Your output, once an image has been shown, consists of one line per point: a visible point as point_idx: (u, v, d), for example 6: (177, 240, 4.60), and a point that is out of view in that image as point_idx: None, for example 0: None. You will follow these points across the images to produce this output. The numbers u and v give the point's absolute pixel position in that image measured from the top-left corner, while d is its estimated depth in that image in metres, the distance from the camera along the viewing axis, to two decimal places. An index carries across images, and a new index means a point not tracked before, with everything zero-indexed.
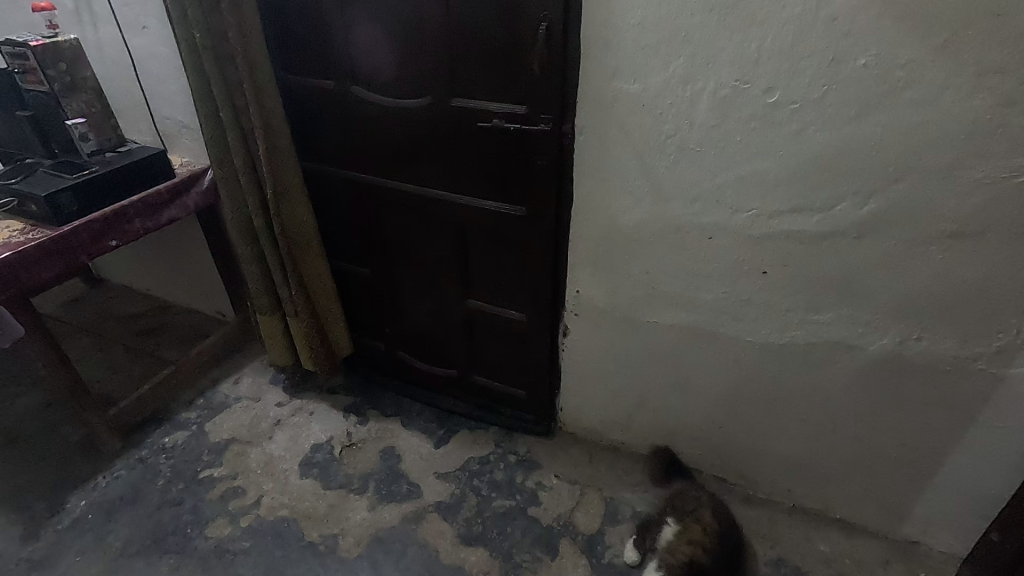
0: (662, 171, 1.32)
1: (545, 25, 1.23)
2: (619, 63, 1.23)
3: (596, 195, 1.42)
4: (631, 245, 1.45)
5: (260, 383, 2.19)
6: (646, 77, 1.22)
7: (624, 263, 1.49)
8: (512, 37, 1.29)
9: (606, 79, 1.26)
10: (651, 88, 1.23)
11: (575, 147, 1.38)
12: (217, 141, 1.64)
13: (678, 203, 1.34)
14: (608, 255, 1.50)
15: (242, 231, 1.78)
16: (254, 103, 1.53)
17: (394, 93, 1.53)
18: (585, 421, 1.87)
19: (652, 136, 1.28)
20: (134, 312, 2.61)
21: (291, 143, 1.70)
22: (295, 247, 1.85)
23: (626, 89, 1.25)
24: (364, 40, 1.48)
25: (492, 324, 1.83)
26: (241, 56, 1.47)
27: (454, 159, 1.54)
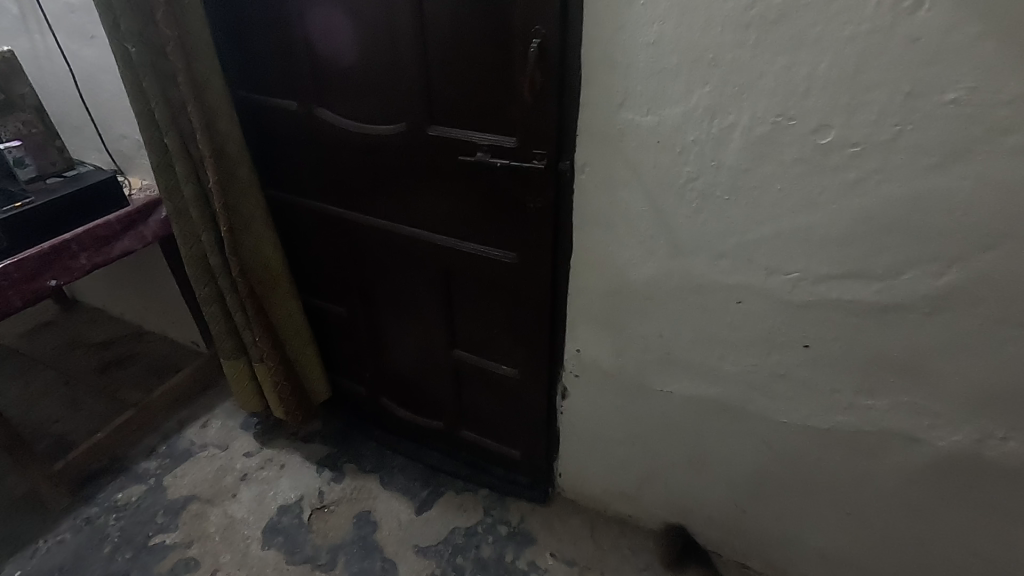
0: (681, 220, 1.07)
1: (536, 42, 0.99)
2: (628, 90, 0.99)
3: (601, 244, 1.18)
4: (641, 304, 1.21)
5: (230, 428, 1.98)
6: (662, 108, 0.98)
7: (632, 323, 1.25)
8: (497, 56, 1.06)
9: (613, 108, 1.02)
10: (669, 122, 0.98)
11: (576, 187, 1.14)
12: (164, 171, 1.42)
13: (700, 259, 1.10)
14: (614, 313, 1.26)
15: (200, 269, 1.57)
16: (202, 128, 1.32)
17: (366, 118, 1.30)
18: (587, 489, 1.64)
19: (670, 179, 1.04)
20: (105, 339, 2.42)
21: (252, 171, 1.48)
22: (260, 285, 1.63)
23: (637, 121, 1.01)
24: (329, 56, 1.26)
25: (481, 378, 1.60)
26: (183, 74, 1.26)
27: (434, 194, 1.32)
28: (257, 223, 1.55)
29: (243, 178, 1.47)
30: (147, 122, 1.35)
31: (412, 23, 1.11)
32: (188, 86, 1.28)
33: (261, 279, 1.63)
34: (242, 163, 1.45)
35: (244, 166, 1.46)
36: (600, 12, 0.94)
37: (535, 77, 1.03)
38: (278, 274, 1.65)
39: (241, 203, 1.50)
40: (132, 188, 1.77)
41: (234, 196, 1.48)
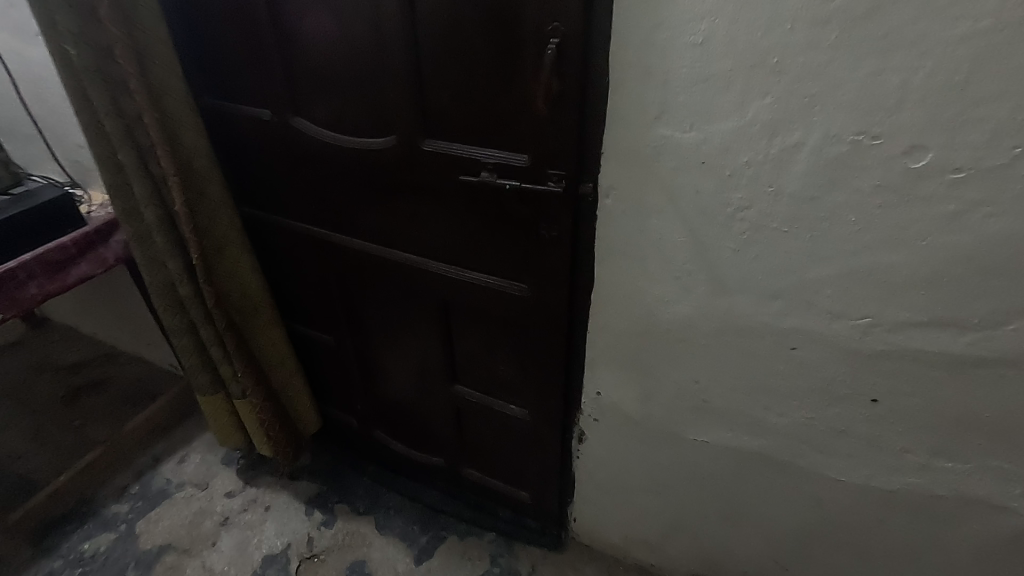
0: (727, 254, 0.90)
1: (555, 43, 0.81)
2: (667, 101, 0.81)
3: (627, 278, 1.01)
4: (673, 345, 1.04)
5: (209, 463, 1.81)
6: (709, 123, 0.80)
7: (662, 366, 1.08)
8: (503, 59, 0.88)
9: (647, 122, 0.84)
10: (716, 140, 0.81)
11: (599, 214, 0.96)
12: (121, 190, 1.22)
13: (748, 300, 0.92)
14: (641, 353, 1.09)
15: (168, 300, 1.38)
16: (163, 144, 1.13)
17: (350, 129, 1.12)
18: (605, 535, 1.47)
19: (715, 206, 0.86)
20: (76, 362, 2.21)
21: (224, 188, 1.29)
22: (238, 314, 1.45)
23: (677, 139, 0.83)
24: (307, 59, 1.08)
25: (486, 416, 1.42)
26: (136, 81, 1.07)
27: (432, 216, 1.14)
28: (233, 247, 1.36)
29: (214, 198, 1.28)
30: (98, 135, 1.15)
31: (401, 20, 0.92)
32: (141, 94, 1.09)
33: (240, 308, 1.45)
34: (212, 180, 1.26)
35: (215, 183, 1.27)
36: (633, 6, 0.76)
37: (552, 85, 0.85)
38: (258, 302, 1.46)
39: (212, 226, 1.31)
40: (91, 205, 1.58)
41: (204, 218, 1.29)
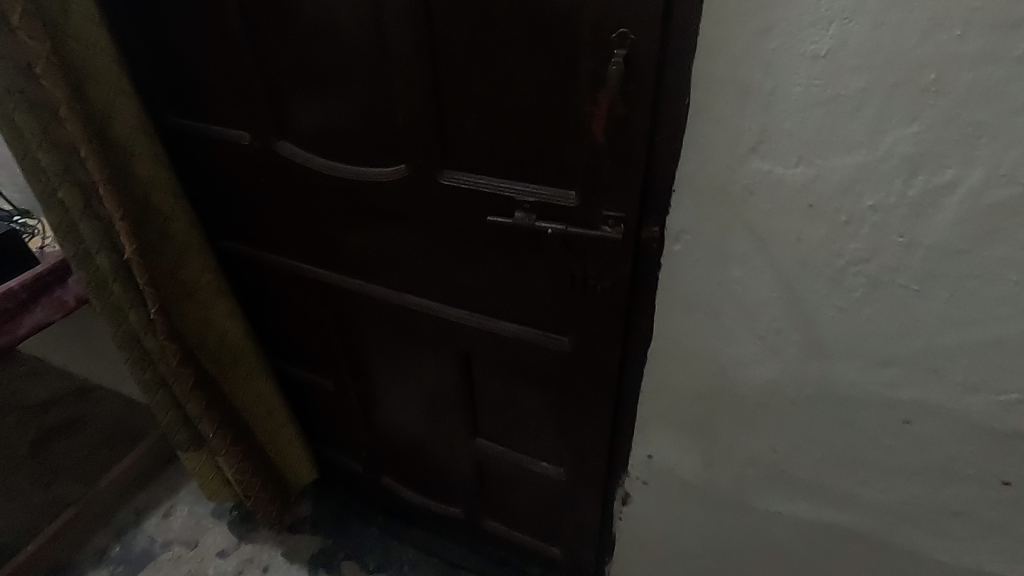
0: (830, 313, 0.72)
1: (620, 58, 0.63)
2: (769, 128, 0.62)
3: (695, 335, 0.83)
4: (749, 410, 0.86)
5: (199, 517, 1.64)
6: (827, 156, 0.61)
7: (733, 432, 0.91)
8: (548, 77, 0.70)
9: (739, 154, 0.65)
10: (834, 178, 0.62)
11: (664, 261, 0.78)
12: (66, 232, 1.00)
13: (853, 364, 0.75)
14: (707, 417, 0.91)
15: (135, 354, 1.15)
16: (106, 183, 0.93)
17: (347, 157, 0.92)
18: None
19: (821, 257, 0.68)
20: (49, 400, 1.52)
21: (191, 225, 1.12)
22: (215, 362, 1.27)
23: (780, 175, 0.64)
24: (293, 73, 0.88)
25: (511, 472, 1.25)
26: (64, 108, 0.86)
27: (451, 258, 0.95)
28: (204, 290, 1.19)
29: (178, 238, 1.11)
30: (30, 170, 0.94)
31: (413, 26, 0.73)
32: (77, 124, 0.89)
33: (216, 356, 1.27)
34: (177, 219, 1.09)
35: (182, 221, 1.10)
36: (731, 7, 0.57)
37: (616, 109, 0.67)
38: (241, 349, 1.30)
39: (178, 271, 1.14)
40: (45, 237, 1.37)
41: (168, 260, 1.12)
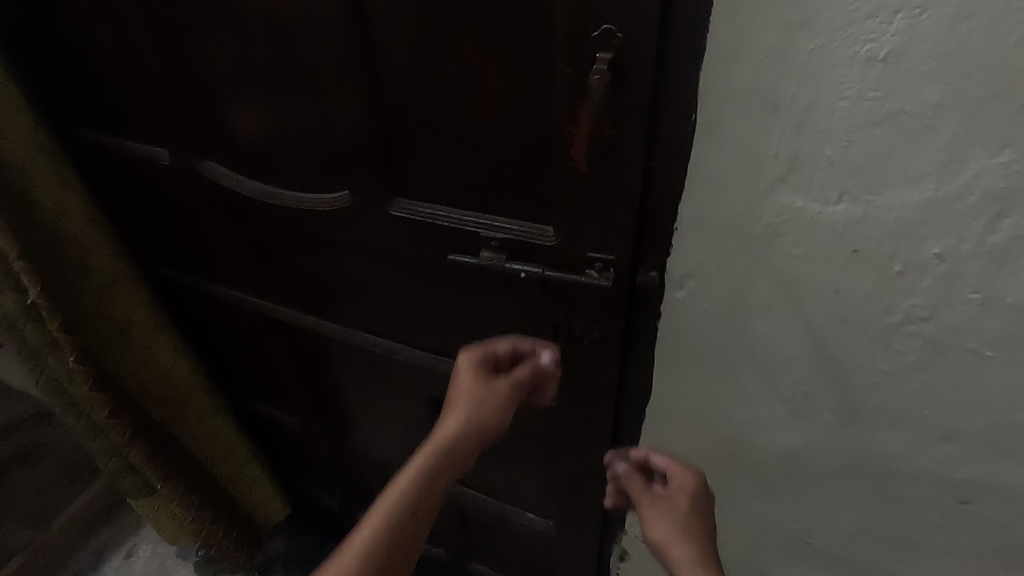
0: (873, 377, 0.57)
1: (605, 66, 0.48)
2: (803, 155, 0.47)
3: (704, 393, 0.68)
4: (768, 478, 0.72)
5: (165, 556, 1.45)
6: (880, 191, 0.46)
7: (748, 499, 0.76)
8: (514, 88, 0.55)
9: (762, 186, 0.50)
10: (889, 218, 0.47)
11: (665, 310, 0.63)
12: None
13: (899, 436, 0.60)
14: (717, 482, 0.77)
15: (60, 402, 1.01)
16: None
17: (284, 181, 0.77)
18: None
19: (866, 313, 0.53)
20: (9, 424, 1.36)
21: (116, 252, 1.00)
22: (162, 403, 1.13)
23: (815, 213, 0.49)
24: (213, 80, 0.73)
25: (493, 522, 1.10)
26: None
27: (412, 296, 0.80)
28: (139, 325, 1.05)
29: (101, 272, 0.98)
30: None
31: (344, 23, 0.58)
32: None
33: (162, 399, 1.13)
34: (96, 251, 0.97)
35: (103, 253, 0.98)
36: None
37: (604, 131, 0.52)
38: (190, 387, 1.16)
39: (104, 310, 1.01)
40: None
41: (92, 294, 0.98)
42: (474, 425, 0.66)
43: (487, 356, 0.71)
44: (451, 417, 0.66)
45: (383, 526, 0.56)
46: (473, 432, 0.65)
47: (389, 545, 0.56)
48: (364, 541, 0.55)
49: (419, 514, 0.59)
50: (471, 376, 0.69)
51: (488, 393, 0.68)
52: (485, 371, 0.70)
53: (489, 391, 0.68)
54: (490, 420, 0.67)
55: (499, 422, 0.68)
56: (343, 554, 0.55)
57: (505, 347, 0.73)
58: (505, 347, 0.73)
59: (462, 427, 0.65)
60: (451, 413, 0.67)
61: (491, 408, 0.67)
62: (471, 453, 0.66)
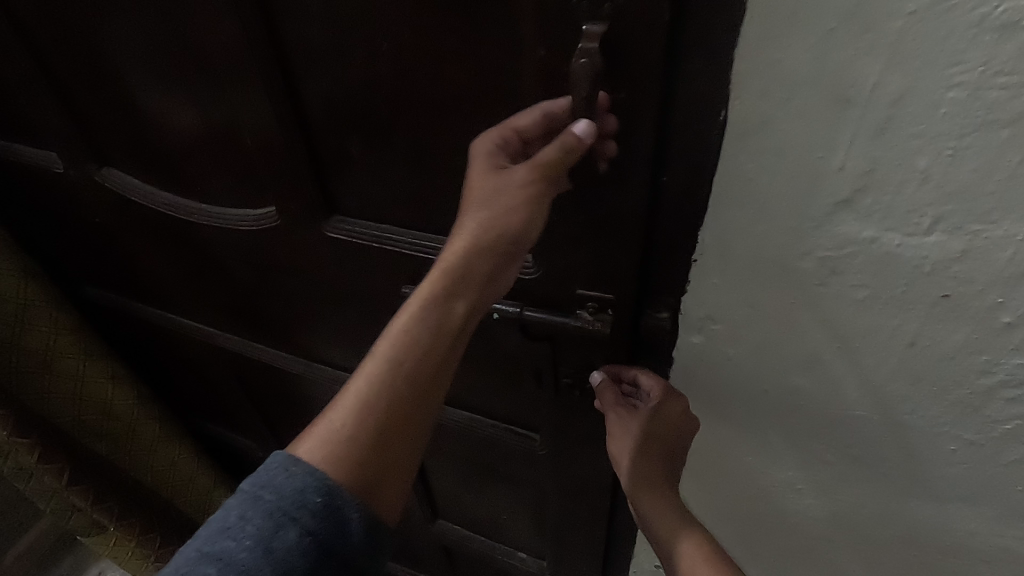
0: (951, 446, 0.44)
1: (595, 46, 0.32)
2: (880, 171, 0.33)
3: (724, 451, 0.55)
4: (804, 544, 0.59)
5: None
6: (995, 220, 0.32)
7: (776, 563, 0.64)
8: (472, 81, 0.40)
9: (818, 211, 0.36)
10: (1001, 256, 0.33)
11: (678, 355, 0.50)
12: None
13: (980, 512, 0.47)
14: (738, 543, 0.64)
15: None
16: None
17: (202, 195, 0.62)
18: None
19: (950, 372, 0.40)
20: None
21: (28, 274, 0.87)
22: (105, 436, 1.00)
23: (893, 248, 0.35)
24: (95, 71, 0.57)
25: (479, 560, 0.98)
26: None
27: (366, 328, 0.66)
28: (66, 354, 0.92)
29: (9, 297, 0.85)
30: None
31: None
32: None
33: (104, 434, 1.00)
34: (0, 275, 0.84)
35: (8, 276, 0.85)
36: None
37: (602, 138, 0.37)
38: (137, 418, 1.03)
39: (21, 341, 0.88)
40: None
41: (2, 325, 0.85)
42: (491, 224, 0.38)
43: (508, 133, 0.38)
44: (462, 216, 0.39)
45: (377, 396, 0.39)
46: (497, 237, 0.39)
47: (389, 416, 0.40)
48: (354, 405, 0.39)
49: (427, 365, 0.40)
50: (483, 164, 0.38)
51: (504, 184, 0.37)
52: (505, 159, 0.38)
53: (507, 188, 0.37)
54: (515, 219, 0.38)
55: (536, 221, 0.39)
56: (331, 418, 0.40)
57: (534, 120, 0.37)
58: (531, 121, 0.37)
59: (477, 236, 0.39)
60: (462, 214, 0.39)
61: (516, 208, 0.38)
62: (504, 265, 0.41)
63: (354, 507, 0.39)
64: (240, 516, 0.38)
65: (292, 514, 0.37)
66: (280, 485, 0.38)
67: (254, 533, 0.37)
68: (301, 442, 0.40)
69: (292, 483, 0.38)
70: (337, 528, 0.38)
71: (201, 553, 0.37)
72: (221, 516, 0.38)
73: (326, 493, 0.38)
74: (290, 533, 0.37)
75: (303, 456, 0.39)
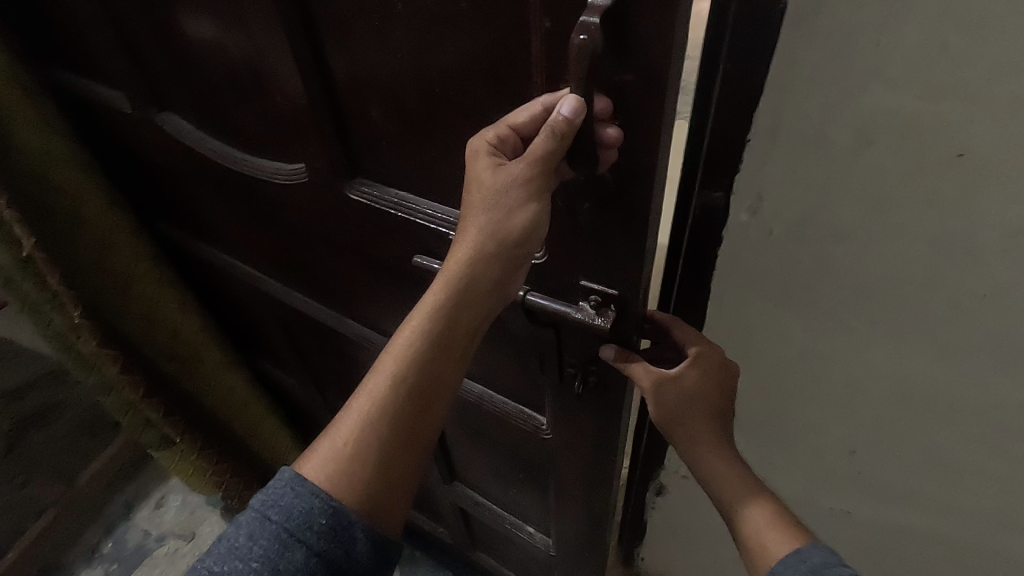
0: (963, 311, 0.47)
1: (598, 22, 0.29)
2: (905, 48, 0.36)
3: (755, 338, 0.58)
4: (828, 427, 0.63)
5: (196, 506, 1.39)
6: (1010, 82, 0.35)
7: (798, 446, 0.68)
8: (474, 51, 0.38)
9: (853, 85, 0.39)
10: (1019, 121, 0.36)
11: (721, 248, 0.52)
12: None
13: (991, 380, 0.51)
14: (764, 435, 0.69)
15: (70, 359, 0.96)
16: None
17: (246, 145, 0.64)
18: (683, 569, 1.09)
19: (976, 239, 0.42)
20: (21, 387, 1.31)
21: (112, 201, 0.94)
22: (177, 356, 1.08)
23: (917, 118, 0.38)
24: (149, 25, 0.60)
25: (495, 528, 0.99)
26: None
27: (388, 290, 0.67)
28: (143, 276, 1.00)
29: (94, 224, 0.92)
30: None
31: None
32: None
33: (173, 355, 1.08)
34: (89, 202, 0.90)
35: (97, 205, 0.92)
36: None
37: (608, 124, 0.35)
38: (201, 343, 1.10)
39: (108, 258, 0.95)
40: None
41: (91, 244, 0.93)
42: (494, 231, 0.38)
43: (503, 131, 0.37)
44: (464, 224, 0.39)
45: (379, 410, 0.41)
46: (501, 249, 0.39)
47: (392, 430, 0.41)
48: (358, 420, 0.41)
49: (428, 379, 0.42)
50: (481, 162, 0.37)
51: (505, 184, 0.37)
52: (503, 157, 0.37)
53: (512, 189, 0.37)
54: (517, 228, 0.39)
55: (539, 222, 0.39)
56: (335, 436, 0.41)
57: (531, 118, 0.36)
58: (531, 118, 0.36)
59: (481, 246, 0.39)
60: (465, 218, 0.40)
61: (519, 214, 0.38)
62: (511, 270, 0.41)
63: (362, 525, 0.40)
64: (248, 536, 0.39)
65: (299, 536, 0.39)
66: (287, 506, 0.40)
67: (261, 555, 0.39)
68: (307, 461, 0.41)
69: (299, 504, 0.40)
70: (344, 546, 0.40)
71: (212, 573, 0.38)
72: (230, 537, 0.40)
73: (332, 513, 0.40)
74: (297, 554, 0.39)
75: (309, 476, 0.41)
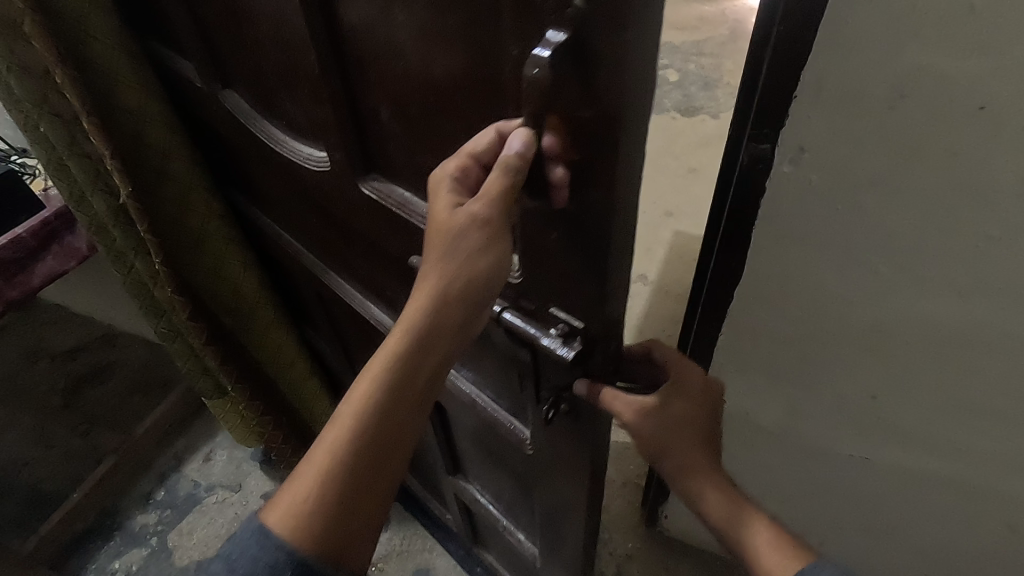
0: (976, 246, 0.53)
1: (548, 56, 0.33)
2: (936, 9, 0.41)
3: (787, 280, 0.65)
4: (851, 367, 0.69)
5: (242, 461, 1.50)
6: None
7: (819, 393, 0.74)
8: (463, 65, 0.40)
9: (890, 43, 0.44)
10: None
11: (768, 189, 0.58)
12: (59, 168, 0.94)
13: (996, 316, 0.57)
14: (787, 380, 0.75)
15: (146, 303, 1.10)
16: (91, 115, 0.83)
17: (287, 129, 0.69)
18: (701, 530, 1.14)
19: (988, 178, 0.49)
20: (75, 346, 1.59)
21: (198, 161, 1.01)
22: (239, 313, 1.15)
23: (942, 72, 0.44)
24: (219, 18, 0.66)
25: (490, 527, 1.05)
26: (30, 23, 0.74)
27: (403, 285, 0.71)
28: (216, 235, 1.06)
29: (178, 179, 0.98)
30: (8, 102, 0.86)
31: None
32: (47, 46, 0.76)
33: (233, 310, 1.15)
34: (176, 161, 0.97)
35: (181, 161, 0.98)
36: None
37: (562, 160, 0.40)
38: (256, 303, 1.15)
39: (184, 218, 1.02)
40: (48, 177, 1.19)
41: (175, 201, 1.00)
42: (452, 278, 0.44)
43: (464, 161, 0.43)
44: (422, 276, 0.45)
45: (341, 456, 0.46)
46: (460, 291, 0.45)
47: (354, 471, 0.47)
48: (321, 465, 0.46)
49: (388, 424, 0.47)
50: (442, 199, 0.44)
51: (462, 221, 0.43)
52: (461, 194, 0.44)
53: (470, 232, 0.43)
54: (471, 271, 0.44)
55: (492, 259, 0.44)
56: (299, 486, 0.46)
57: (486, 147, 0.42)
58: (487, 145, 0.42)
59: (433, 297, 0.45)
60: (425, 268, 0.45)
61: (475, 255, 0.44)
62: (468, 318, 0.47)
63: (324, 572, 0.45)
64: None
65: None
66: (252, 555, 0.44)
67: None
68: (271, 510, 0.46)
69: (262, 553, 0.44)
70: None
71: None
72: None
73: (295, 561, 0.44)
74: None
75: (272, 527, 0.45)
